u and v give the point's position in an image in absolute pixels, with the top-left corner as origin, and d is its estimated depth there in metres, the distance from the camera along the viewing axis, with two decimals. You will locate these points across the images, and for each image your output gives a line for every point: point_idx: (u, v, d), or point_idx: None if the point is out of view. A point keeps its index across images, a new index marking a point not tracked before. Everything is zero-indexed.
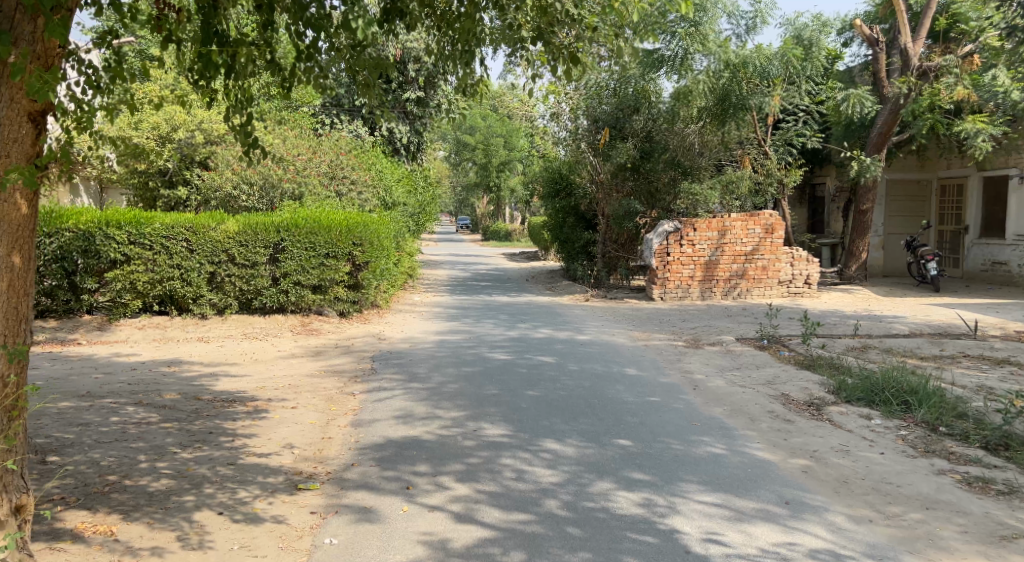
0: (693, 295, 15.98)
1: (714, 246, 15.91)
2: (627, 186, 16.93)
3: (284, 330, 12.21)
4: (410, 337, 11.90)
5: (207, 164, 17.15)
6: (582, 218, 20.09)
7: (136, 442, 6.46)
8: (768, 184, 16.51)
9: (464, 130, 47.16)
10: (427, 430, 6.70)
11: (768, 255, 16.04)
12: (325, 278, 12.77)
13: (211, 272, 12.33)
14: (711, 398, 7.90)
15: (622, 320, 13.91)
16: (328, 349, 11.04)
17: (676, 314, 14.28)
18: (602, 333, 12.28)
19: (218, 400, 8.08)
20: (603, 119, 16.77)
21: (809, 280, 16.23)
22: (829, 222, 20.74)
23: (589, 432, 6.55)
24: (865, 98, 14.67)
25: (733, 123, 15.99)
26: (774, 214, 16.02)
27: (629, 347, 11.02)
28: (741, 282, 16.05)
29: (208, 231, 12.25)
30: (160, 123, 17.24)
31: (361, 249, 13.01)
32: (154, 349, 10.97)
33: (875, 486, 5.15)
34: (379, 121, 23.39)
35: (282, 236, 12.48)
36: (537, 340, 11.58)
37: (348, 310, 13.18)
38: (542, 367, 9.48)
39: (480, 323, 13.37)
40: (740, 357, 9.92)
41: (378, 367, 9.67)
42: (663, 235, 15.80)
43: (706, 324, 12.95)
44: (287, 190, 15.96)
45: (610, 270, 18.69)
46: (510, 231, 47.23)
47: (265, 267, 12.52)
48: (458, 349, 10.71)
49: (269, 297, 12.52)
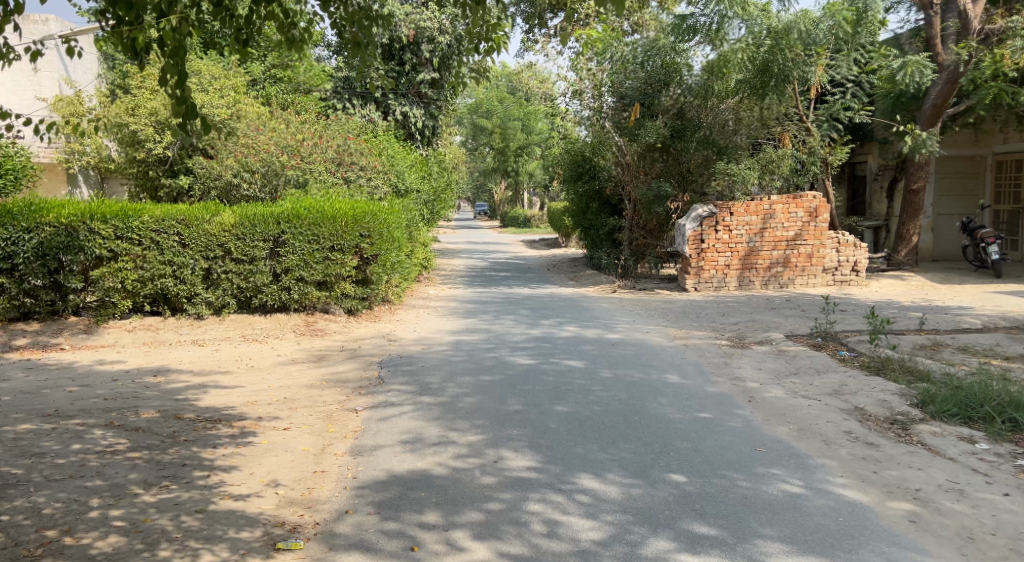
0: (729, 284, 14.91)
1: (753, 232, 14.78)
2: (656, 168, 16.14)
3: (286, 331, 11.17)
4: (423, 338, 10.81)
5: (208, 149, 16.06)
6: (608, 202, 19.06)
7: (92, 480, 5.39)
8: (810, 163, 15.16)
9: (481, 113, 46.01)
10: (438, 462, 5.61)
11: (811, 240, 14.85)
12: (330, 273, 11.68)
13: (206, 268, 11.31)
14: (771, 414, 6.73)
15: (656, 314, 12.72)
16: (332, 354, 9.98)
17: (715, 307, 13.06)
18: (634, 331, 11.10)
19: (201, 419, 6.99)
20: (629, 95, 15.95)
21: (856, 267, 14.99)
22: (871, 203, 19.42)
23: (633, 465, 5.43)
24: (927, 66, 13.42)
25: (772, 97, 14.65)
26: (818, 196, 14.79)
27: (667, 347, 9.83)
28: (783, 269, 14.88)
29: (202, 223, 11.21)
30: (158, 108, 16.19)
31: (370, 241, 11.90)
32: (142, 353, 9.93)
33: (1014, 548, 4.07)
34: (391, 104, 22.26)
35: (283, 229, 11.40)
36: (563, 340, 10.45)
37: (357, 307, 12.12)
38: (570, 375, 8.35)
39: (500, 320, 12.25)
40: (796, 361, 8.73)
41: (386, 376, 8.57)
42: (696, 220, 14.72)
43: (749, 319, 11.75)
44: (291, 177, 14.91)
45: (638, 258, 17.41)
46: (529, 217, 46.03)
47: (265, 262, 11.44)
48: (476, 353, 9.60)
49: (270, 294, 11.47)
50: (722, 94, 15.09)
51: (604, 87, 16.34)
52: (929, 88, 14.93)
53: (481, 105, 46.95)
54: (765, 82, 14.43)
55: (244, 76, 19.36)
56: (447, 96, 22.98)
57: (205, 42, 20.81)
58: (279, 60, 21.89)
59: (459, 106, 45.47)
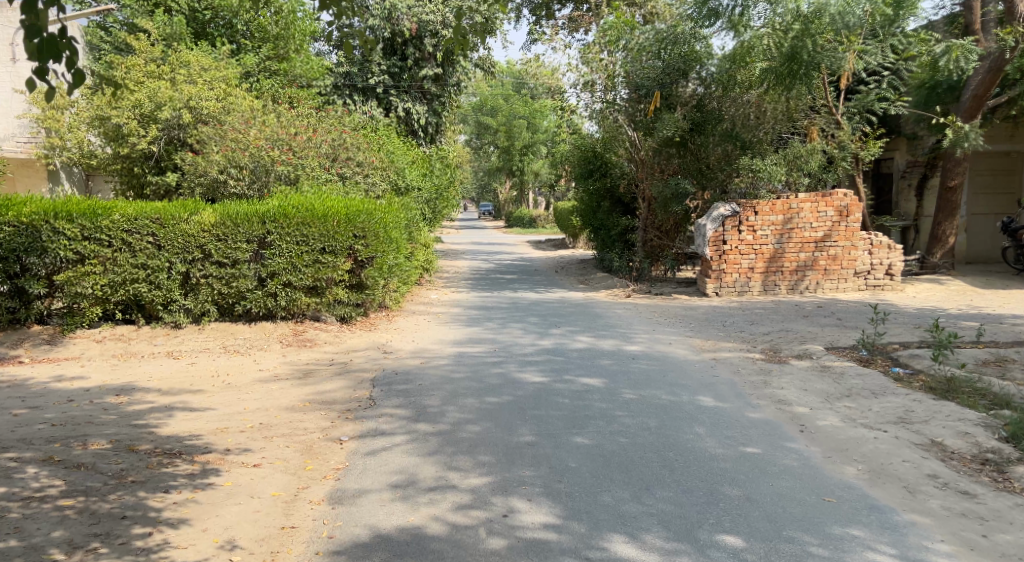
0: (754, 288, 13.87)
1: (779, 232, 13.74)
2: (673, 164, 15.02)
3: (272, 341, 10.15)
4: (421, 350, 9.80)
5: (195, 143, 15.00)
6: (619, 201, 17.93)
7: (6, 540, 4.34)
8: (840, 159, 14.08)
9: (485, 112, 44.98)
10: (434, 517, 4.59)
11: (842, 241, 13.76)
12: (321, 278, 10.65)
13: (184, 272, 10.26)
14: (830, 448, 5.67)
15: (677, 322, 11.65)
16: (320, 369, 8.93)
17: (742, 315, 11.98)
18: (656, 342, 10.02)
19: (158, 452, 5.91)
20: (645, 87, 14.65)
21: (890, 271, 13.96)
22: (899, 201, 18.35)
23: (678, 524, 4.41)
24: (974, 51, 12.49)
25: (801, 85, 13.49)
26: (850, 193, 13.71)
27: (695, 363, 8.75)
28: (810, 273, 13.84)
29: (179, 222, 10.17)
30: (142, 100, 15.19)
31: (364, 242, 10.88)
32: (108, 367, 8.82)
33: None
34: (393, 100, 21.03)
35: (269, 229, 10.37)
36: (578, 353, 9.38)
37: (350, 314, 11.12)
38: (587, 397, 7.27)
39: (507, 329, 11.22)
40: (846, 380, 7.65)
41: (378, 397, 7.50)
42: (717, 220, 13.60)
43: (782, 328, 10.67)
44: (281, 172, 13.72)
45: (653, 261, 16.31)
46: (535, 217, 44.98)
47: (249, 265, 10.40)
48: (480, 369, 8.56)
49: (254, 301, 10.42)
50: (743, 85, 14.30)
51: (618, 75, 15.27)
52: (969, 77, 14.00)
53: (486, 103, 46.00)
54: (790, 72, 13.35)
55: (237, 68, 18.33)
56: (452, 91, 21.93)
57: (196, 32, 19.76)
58: (274, 52, 20.81)
59: (463, 104, 44.41)
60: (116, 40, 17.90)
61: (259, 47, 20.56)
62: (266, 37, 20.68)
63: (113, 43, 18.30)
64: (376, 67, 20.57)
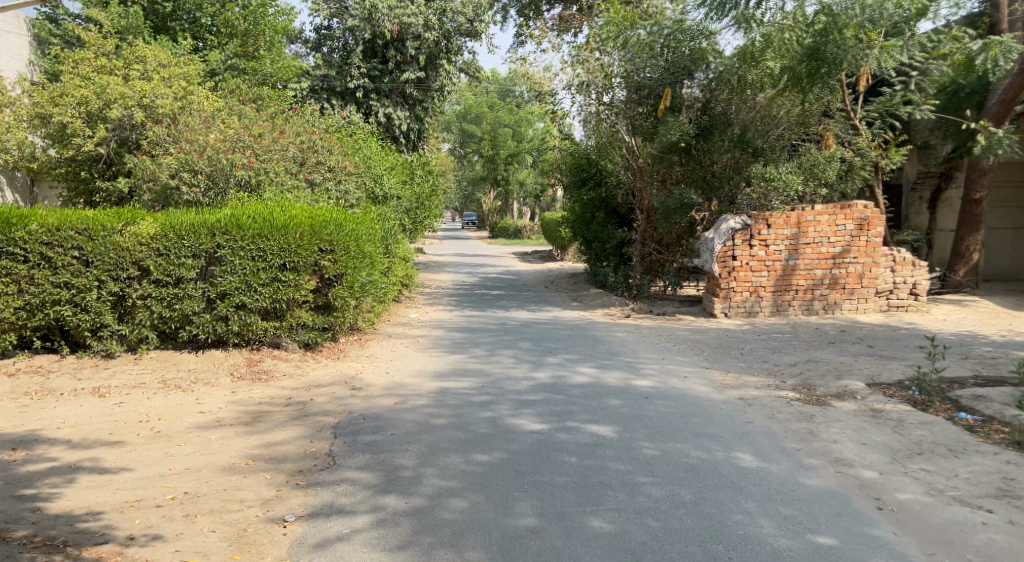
0: (764, 310, 12.47)
1: (794, 248, 12.37)
2: (675, 172, 14.01)
3: (221, 373, 8.72)
4: (397, 385, 8.40)
5: (145, 144, 13.63)
6: (615, 213, 16.71)
7: None
8: (858, 168, 12.69)
9: (470, 119, 43.60)
10: None
11: (862, 258, 12.39)
12: (280, 299, 9.21)
13: (117, 292, 8.79)
14: (928, 539, 4.49)
15: (688, 348, 10.32)
16: (274, 410, 7.50)
17: (759, 340, 10.66)
18: (669, 376, 8.68)
19: (37, 542, 4.49)
20: (647, 87, 13.52)
21: (915, 290, 12.61)
22: (909, 214, 17.22)
23: None
24: (1014, 48, 11.25)
25: (819, 85, 12.17)
26: (871, 205, 12.36)
27: (720, 405, 7.40)
28: (827, 292, 12.44)
29: (111, 234, 8.71)
30: (88, 96, 13.84)
31: (332, 257, 9.48)
32: (14, 410, 7.31)
33: None
34: (373, 104, 19.69)
35: (219, 242, 8.92)
36: (580, 390, 8.01)
37: (316, 340, 9.73)
38: (599, 454, 5.90)
39: (495, 357, 9.81)
40: (908, 430, 6.30)
41: (339, 454, 6.09)
42: (726, 234, 12.31)
43: (809, 357, 9.36)
44: (239, 178, 12.12)
45: (653, 276, 15.17)
46: (520, 228, 43.51)
47: (195, 284, 8.92)
48: (464, 413, 7.16)
49: (201, 326, 8.95)
50: (756, 86, 12.81)
51: (615, 72, 13.68)
52: (997, 80, 12.77)
53: (471, 110, 44.64)
54: (813, 70, 11.89)
55: (201, 67, 16.92)
56: (435, 96, 20.63)
57: (156, 26, 18.32)
58: (243, 49, 19.21)
59: (446, 112, 43.13)
60: (67, 33, 16.42)
61: (225, 42, 18.91)
62: (233, 32, 18.95)
63: (63, 37, 16.79)
64: (355, 69, 19.22)
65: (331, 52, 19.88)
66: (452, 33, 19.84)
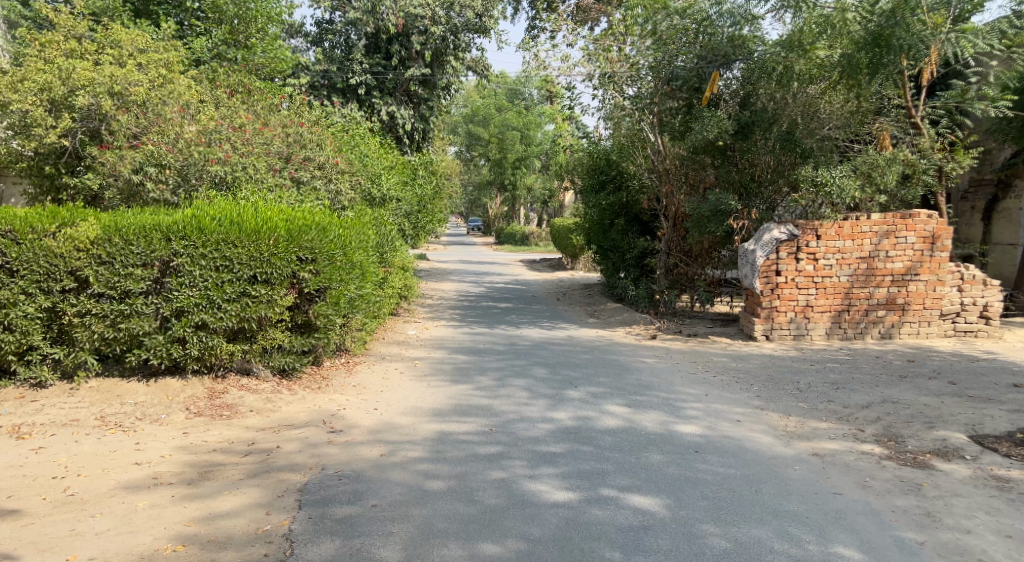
0: (814, 333, 10.92)
1: (847, 262, 10.79)
2: (708, 176, 12.51)
3: (174, 409, 7.23)
4: (385, 427, 6.85)
5: (112, 135, 12.35)
6: (637, 219, 15.24)
7: None
8: (922, 172, 11.06)
9: (477, 121, 42.05)
10: None
11: (926, 275, 10.80)
12: (249, 318, 7.71)
13: (51, 307, 7.35)
14: None
15: (732, 380, 8.76)
16: (229, 461, 5.97)
17: (814, 371, 9.06)
18: (717, 419, 7.12)
19: None
20: (681, 78, 11.97)
21: (986, 312, 11.00)
22: (958, 226, 15.59)
23: None
24: None
25: (878, 79, 10.72)
26: (936, 214, 10.79)
27: (792, 464, 5.84)
28: (886, 314, 10.85)
29: (44, 238, 7.30)
30: (52, 81, 12.57)
31: (313, 268, 7.97)
32: None
33: None
34: (375, 102, 18.21)
35: (175, 248, 7.43)
36: (612, 439, 6.46)
37: (293, 366, 8.22)
38: (649, 548, 4.42)
39: (505, 389, 8.24)
40: None
41: (302, 538, 4.61)
42: (770, 246, 10.79)
43: (884, 394, 7.75)
44: (213, 174, 10.54)
45: (679, 290, 13.66)
46: (527, 235, 41.92)
47: (146, 300, 7.44)
48: (467, 473, 5.60)
49: (152, 350, 7.47)
50: (804, 78, 11.27)
51: (643, 62, 12.36)
52: None
53: (478, 113, 43.16)
54: (875, 57, 10.42)
55: (184, 54, 15.55)
56: (442, 95, 19.22)
57: (137, 10, 16.95)
58: (233, 37, 17.55)
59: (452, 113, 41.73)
60: (36, 14, 15.02)
61: (212, 29, 17.33)
62: (222, 16, 17.37)
63: (34, 19, 15.36)
64: (357, 64, 17.82)
65: (332, 48, 18.47)
66: (460, 28, 18.29)
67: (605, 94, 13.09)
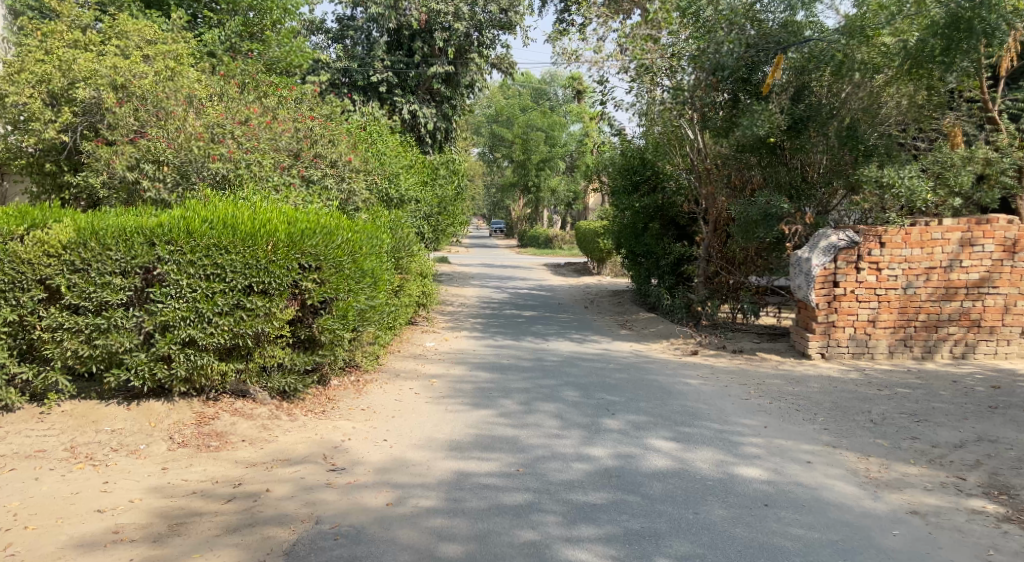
0: (876, 351, 9.78)
1: (914, 273, 9.66)
2: (755, 176, 11.43)
3: (156, 438, 6.29)
4: (395, 465, 5.85)
5: (111, 129, 11.51)
6: (673, 223, 14.14)
7: None
8: (999, 172, 9.84)
9: (502, 122, 41.01)
10: None
11: (1005, 287, 9.65)
12: (244, 334, 6.76)
13: (18, 320, 6.46)
14: None
15: (792, 407, 7.67)
16: (207, 509, 5.02)
17: (886, 397, 7.95)
18: (784, 459, 6.06)
19: None
20: (728, 68, 10.62)
21: None
22: None
23: None
24: None
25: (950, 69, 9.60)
26: (1015, 219, 9.64)
27: (889, 527, 4.78)
28: (959, 330, 9.70)
29: (10, 242, 6.43)
30: (52, 72, 11.80)
31: (317, 277, 7.03)
32: None
33: None
34: (396, 100, 17.31)
35: (159, 254, 6.50)
36: (663, 485, 5.43)
37: (295, 388, 7.28)
38: None
39: (534, 417, 7.22)
40: None
41: None
42: (829, 253, 9.68)
43: (978, 431, 6.63)
44: (214, 171, 9.62)
45: (720, 300, 12.58)
46: (551, 238, 40.74)
47: (126, 312, 6.52)
48: (489, 533, 4.61)
49: (132, 370, 6.54)
50: (867, 68, 9.97)
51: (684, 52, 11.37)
52: None
53: (502, 113, 42.14)
54: (951, 42, 9.27)
55: (194, 46, 14.73)
56: (465, 93, 18.25)
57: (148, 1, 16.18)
58: (248, 29, 16.72)
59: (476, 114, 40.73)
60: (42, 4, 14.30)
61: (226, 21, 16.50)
62: (236, 7, 16.57)
63: (41, 8, 14.64)
64: (379, 61, 16.95)
65: (353, 45, 17.64)
66: (485, 24, 17.28)
67: (639, 86, 12.01)
